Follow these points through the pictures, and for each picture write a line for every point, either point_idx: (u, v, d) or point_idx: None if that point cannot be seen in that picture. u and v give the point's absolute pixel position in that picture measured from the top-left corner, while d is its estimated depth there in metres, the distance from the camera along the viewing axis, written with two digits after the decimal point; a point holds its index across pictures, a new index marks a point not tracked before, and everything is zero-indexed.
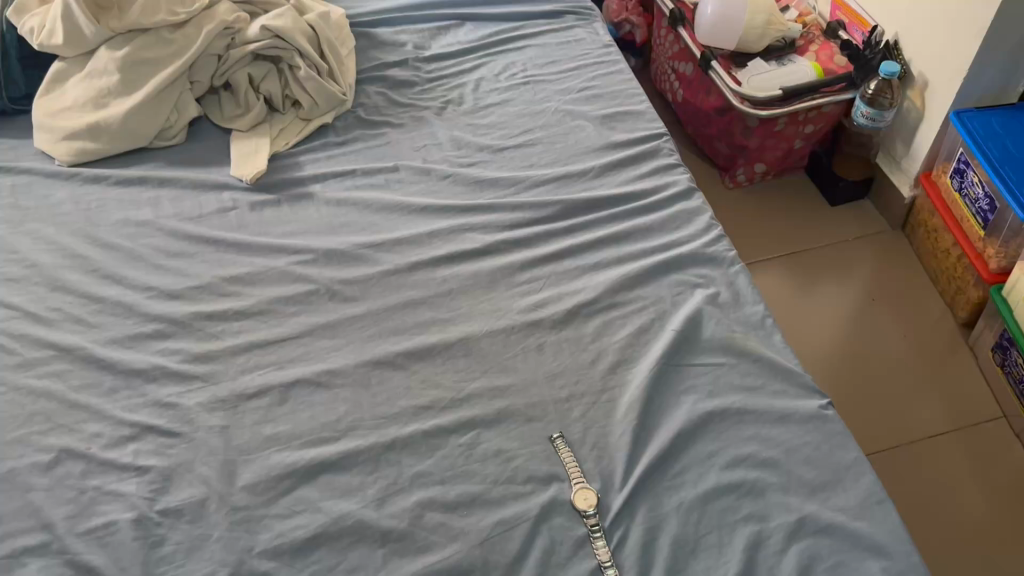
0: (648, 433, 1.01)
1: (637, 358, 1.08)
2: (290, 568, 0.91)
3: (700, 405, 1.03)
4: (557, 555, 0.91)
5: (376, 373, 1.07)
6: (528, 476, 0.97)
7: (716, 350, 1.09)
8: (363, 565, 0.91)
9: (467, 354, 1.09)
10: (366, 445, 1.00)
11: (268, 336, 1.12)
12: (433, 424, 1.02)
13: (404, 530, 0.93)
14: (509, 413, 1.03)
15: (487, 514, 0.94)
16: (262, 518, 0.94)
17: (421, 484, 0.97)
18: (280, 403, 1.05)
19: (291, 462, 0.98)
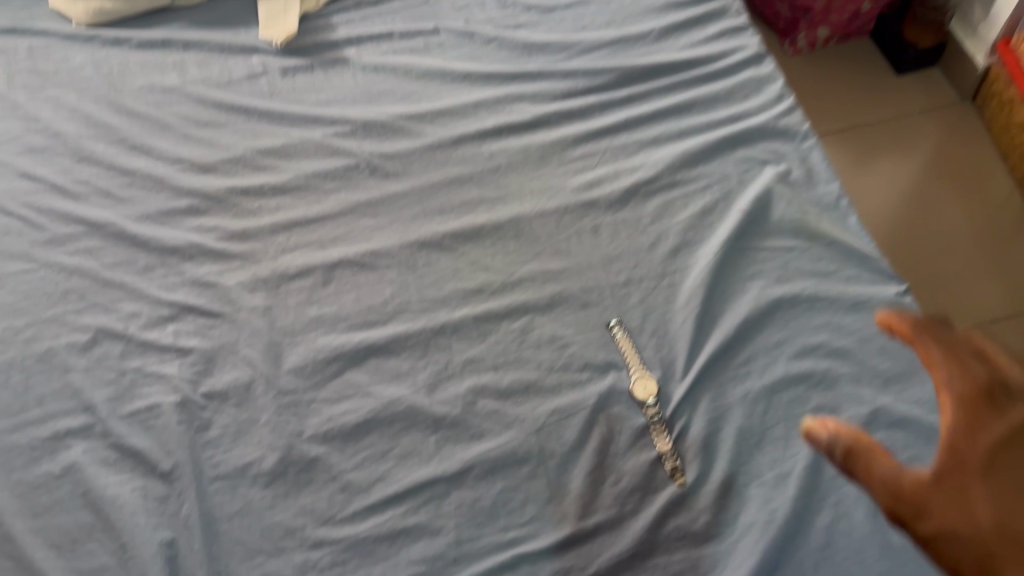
0: (712, 319, 0.95)
1: (701, 240, 1.01)
2: (342, 454, 0.88)
3: (768, 292, 0.97)
4: (616, 445, 0.88)
5: (422, 254, 1.02)
6: (585, 364, 0.93)
7: (786, 232, 1.01)
8: (415, 451, 0.88)
9: (518, 235, 1.03)
10: (415, 329, 0.95)
11: (307, 213, 1.05)
12: (486, 309, 0.97)
13: (456, 418, 0.90)
14: (564, 297, 0.98)
15: (542, 403, 0.91)
16: (310, 402, 0.92)
17: (473, 370, 0.93)
18: (324, 283, 1.00)
19: (338, 345, 0.95)
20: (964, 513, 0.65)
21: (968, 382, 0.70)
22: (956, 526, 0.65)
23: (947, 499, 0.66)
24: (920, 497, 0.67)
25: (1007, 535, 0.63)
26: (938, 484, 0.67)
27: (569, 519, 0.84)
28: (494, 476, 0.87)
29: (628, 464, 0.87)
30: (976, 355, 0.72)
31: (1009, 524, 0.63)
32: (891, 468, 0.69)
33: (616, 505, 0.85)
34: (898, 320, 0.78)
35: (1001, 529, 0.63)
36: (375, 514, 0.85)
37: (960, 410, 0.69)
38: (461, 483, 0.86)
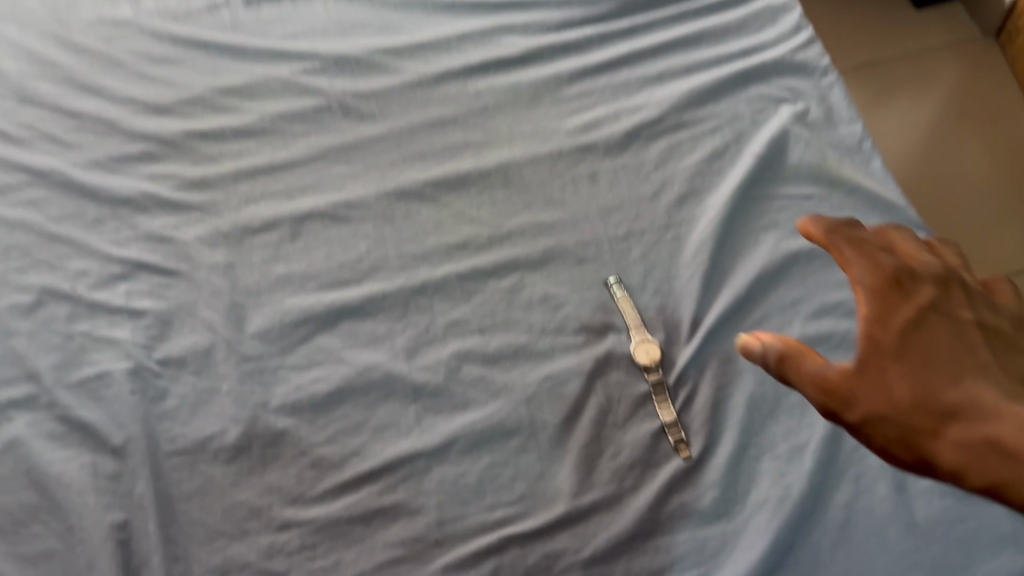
0: (722, 276, 0.86)
1: (709, 188, 0.91)
2: (312, 426, 0.80)
3: (783, 246, 0.87)
4: (615, 415, 0.80)
5: (401, 205, 0.92)
6: (580, 326, 0.84)
7: (803, 179, 0.92)
8: (393, 423, 0.80)
9: (507, 183, 0.93)
10: (393, 288, 0.86)
11: (273, 160, 0.95)
12: (471, 266, 0.87)
13: (439, 386, 0.81)
14: (558, 252, 0.88)
15: (533, 369, 0.82)
16: (276, 369, 0.83)
17: (457, 334, 0.84)
18: (291, 238, 0.90)
19: (308, 306, 0.85)
20: (882, 390, 0.59)
21: (877, 269, 0.64)
22: (880, 407, 0.58)
23: (871, 382, 0.59)
24: (846, 383, 0.59)
25: (927, 406, 0.57)
26: (859, 366, 0.60)
27: (562, 497, 0.76)
28: (479, 450, 0.78)
29: (627, 437, 0.79)
30: (880, 250, 0.66)
31: (927, 395, 0.57)
32: (821, 363, 0.61)
33: (614, 482, 0.77)
34: (815, 226, 0.69)
35: (920, 401, 0.57)
36: (349, 493, 0.77)
37: (869, 296, 0.62)
38: (443, 458, 0.78)
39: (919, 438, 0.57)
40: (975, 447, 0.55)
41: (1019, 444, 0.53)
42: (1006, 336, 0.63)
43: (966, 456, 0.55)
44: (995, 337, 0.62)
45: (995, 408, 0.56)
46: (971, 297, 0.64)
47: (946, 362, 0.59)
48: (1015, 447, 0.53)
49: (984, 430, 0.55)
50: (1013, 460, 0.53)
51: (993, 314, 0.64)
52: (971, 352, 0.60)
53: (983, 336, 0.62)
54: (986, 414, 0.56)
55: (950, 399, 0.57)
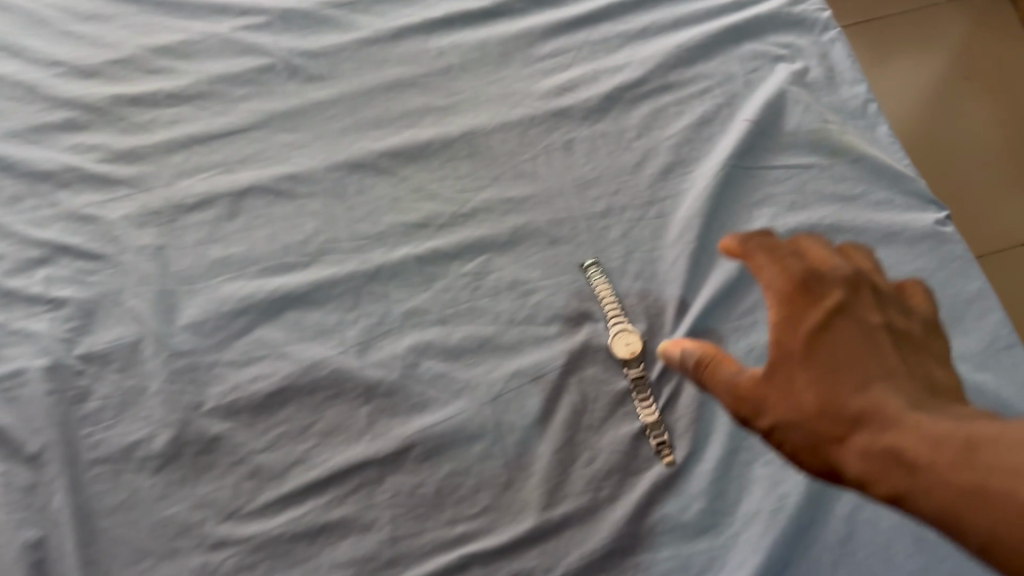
0: (711, 258, 0.77)
1: (697, 158, 0.82)
2: (250, 431, 0.71)
3: (778, 224, 0.78)
4: (591, 416, 0.71)
5: (353, 178, 0.82)
6: (553, 315, 0.75)
7: (801, 147, 0.82)
8: (342, 427, 0.71)
9: (473, 153, 0.83)
10: (343, 274, 0.77)
11: (211, 129, 0.85)
12: (431, 247, 0.78)
13: (393, 384, 0.72)
14: (529, 232, 0.79)
15: (499, 364, 0.73)
16: (211, 366, 0.74)
17: (414, 325, 0.75)
18: (230, 216, 0.80)
19: (247, 295, 0.76)
20: (790, 398, 0.53)
21: (787, 268, 0.57)
22: (788, 416, 0.53)
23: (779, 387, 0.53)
24: (755, 388, 0.54)
25: (833, 415, 0.51)
26: (769, 373, 0.54)
27: (530, 510, 0.68)
28: (438, 457, 0.70)
29: (604, 441, 0.70)
30: (793, 251, 0.59)
31: (833, 403, 0.51)
32: (736, 367, 0.56)
33: (589, 492, 0.68)
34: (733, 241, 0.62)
35: (826, 410, 0.51)
36: (292, 506, 0.68)
37: (777, 299, 0.57)
38: (397, 466, 0.70)
39: (826, 448, 0.51)
40: (878, 458, 0.48)
41: (919, 454, 0.46)
42: (920, 343, 0.56)
43: (869, 468, 0.48)
44: (907, 344, 0.55)
45: (898, 416, 0.49)
46: (886, 301, 0.57)
47: (853, 367, 0.52)
48: (915, 458, 0.46)
49: (887, 440, 0.48)
50: (913, 473, 0.46)
51: (907, 320, 0.57)
52: (882, 356, 0.53)
53: (896, 340, 0.54)
54: (890, 423, 0.49)
55: (854, 407, 0.50)
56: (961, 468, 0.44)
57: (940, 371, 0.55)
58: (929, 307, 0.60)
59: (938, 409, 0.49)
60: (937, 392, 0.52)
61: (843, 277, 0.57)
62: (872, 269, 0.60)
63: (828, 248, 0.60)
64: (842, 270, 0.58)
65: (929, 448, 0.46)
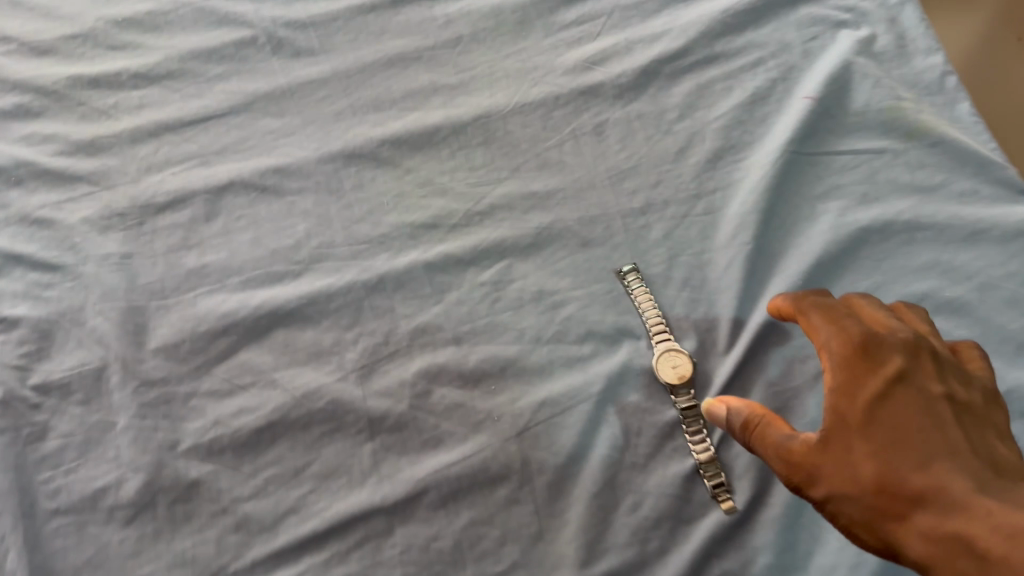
0: (769, 262, 0.66)
1: (749, 143, 0.70)
2: (235, 475, 0.61)
3: (848, 220, 0.67)
4: (633, 452, 0.61)
5: (349, 171, 0.70)
6: (586, 332, 0.64)
7: (871, 129, 0.71)
8: (342, 469, 0.61)
9: (488, 140, 0.71)
10: (340, 285, 0.66)
11: (183, 115, 0.74)
12: (442, 252, 0.67)
13: (402, 417, 0.62)
14: (555, 233, 0.68)
15: (525, 392, 0.63)
16: (188, 397, 0.63)
17: (424, 346, 0.64)
18: (207, 218, 0.69)
19: (228, 312, 0.65)
20: (845, 468, 0.47)
21: (841, 330, 0.51)
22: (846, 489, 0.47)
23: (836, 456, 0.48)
24: (808, 456, 0.49)
25: (892, 490, 0.45)
26: (823, 438, 0.49)
27: (565, 567, 0.58)
28: (455, 504, 0.60)
29: (650, 482, 0.60)
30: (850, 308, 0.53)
31: (893, 477, 0.45)
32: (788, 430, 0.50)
33: (634, 544, 0.58)
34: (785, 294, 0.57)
35: (884, 484, 0.45)
36: (285, 565, 0.58)
37: (833, 362, 0.50)
38: (408, 515, 0.59)
39: (886, 524, 0.45)
40: (944, 541, 0.43)
41: (992, 545, 0.40)
42: (984, 412, 0.49)
43: (934, 552, 0.43)
44: (972, 413, 0.48)
45: (966, 498, 0.43)
46: (949, 364, 0.50)
47: (920, 438, 0.46)
48: (986, 548, 0.41)
49: (953, 524, 0.42)
50: (987, 564, 0.41)
51: (971, 386, 0.50)
52: (948, 428, 0.46)
53: (960, 409, 0.48)
54: (957, 506, 0.43)
55: (916, 484, 0.44)
56: None
57: (1006, 444, 0.48)
58: (990, 372, 0.52)
59: (1009, 492, 0.43)
60: (1005, 468, 0.45)
61: (903, 342, 0.49)
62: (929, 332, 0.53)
63: (883, 310, 0.53)
64: (902, 333, 0.50)
65: (1005, 539, 0.40)
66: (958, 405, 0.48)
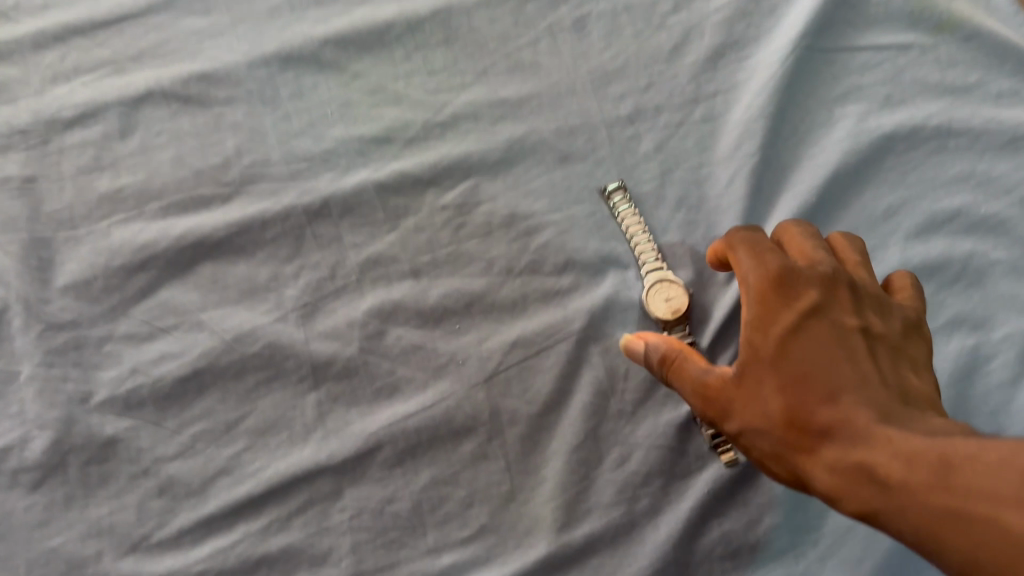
0: (777, 179, 0.57)
1: (755, 38, 0.60)
2: (158, 431, 0.52)
3: (869, 125, 0.57)
4: (620, 398, 0.52)
5: (287, 77, 0.60)
6: (565, 261, 0.55)
7: (896, 19, 0.60)
8: (282, 423, 0.52)
9: (450, 39, 0.60)
10: (278, 210, 0.56)
11: (94, 14, 0.61)
12: (397, 171, 0.57)
13: (351, 363, 0.53)
14: (530, 147, 0.58)
15: (494, 331, 0.54)
16: (101, 343, 0.54)
17: (377, 279, 0.55)
18: (122, 134, 0.59)
19: (147, 244, 0.56)
20: (756, 403, 0.44)
21: (761, 261, 0.46)
22: (756, 423, 0.44)
23: (746, 391, 0.44)
24: (720, 389, 0.45)
25: (799, 424, 0.42)
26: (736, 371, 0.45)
27: (541, 531, 0.50)
28: (414, 461, 0.51)
29: (641, 433, 0.51)
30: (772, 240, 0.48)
31: (801, 410, 0.42)
32: (705, 364, 0.47)
33: (620, 504, 0.50)
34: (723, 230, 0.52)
35: (792, 417, 0.42)
36: (220, 533, 0.51)
37: (749, 297, 0.46)
38: (360, 475, 0.51)
39: (792, 457, 0.42)
40: (847, 473, 0.39)
41: (894, 470, 0.37)
42: (899, 344, 0.45)
43: (837, 483, 0.40)
44: (884, 346, 0.44)
45: (870, 427, 0.39)
46: (866, 296, 0.46)
47: (829, 369, 0.42)
48: (888, 475, 0.37)
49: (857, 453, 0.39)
50: (887, 492, 0.38)
51: (887, 317, 0.46)
52: (859, 360, 0.43)
53: (876, 340, 0.44)
54: (860, 436, 0.39)
55: (822, 417, 0.41)
56: (941, 487, 0.35)
57: (917, 377, 0.44)
58: (915, 301, 0.48)
59: (916, 421, 0.40)
60: (917, 399, 0.42)
61: (819, 275, 0.45)
62: (857, 266, 0.48)
63: (811, 241, 0.48)
64: (822, 264, 0.46)
65: (904, 463, 0.37)
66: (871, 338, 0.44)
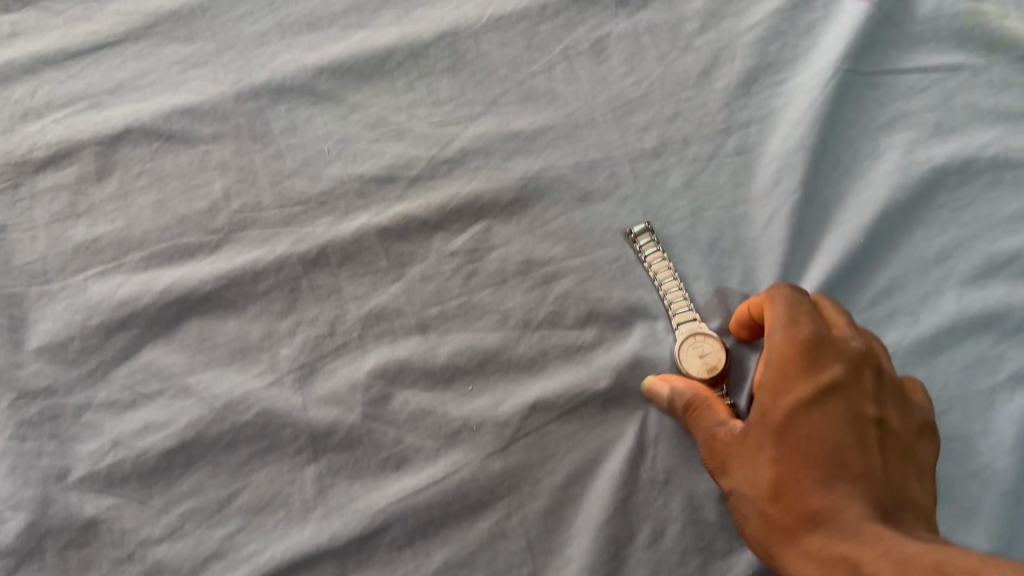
0: (818, 217, 0.52)
1: (791, 60, 0.54)
2: (144, 510, 0.47)
3: (918, 157, 0.52)
4: (652, 467, 0.47)
5: (279, 110, 0.55)
6: (588, 313, 0.50)
7: (945, 38, 0.54)
8: (280, 499, 0.47)
9: (456, 65, 0.55)
10: (270, 260, 0.51)
11: (66, 44, 0.56)
12: (400, 214, 0.52)
13: (354, 431, 0.48)
14: (546, 184, 0.53)
15: (510, 393, 0.49)
16: (79, 412, 0.49)
17: (381, 336, 0.50)
18: (99, 177, 0.54)
19: (128, 299, 0.51)
20: (752, 469, 0.41)
21: (791, 319, 0.42)
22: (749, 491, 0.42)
23: (747, 454, 0.42)
24: (726, 444, 0.43)
25: (790, 501, 0.40)
26: (742, 430, 0.43)
27: None
28: (426, 541, 0.47)
29: (675, 506, 0.47)
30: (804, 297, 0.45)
31: (795, 488, 0.40)
32: (724, 416, 0.44)
33: None
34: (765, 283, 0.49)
35: (786, 492, 0.40)
36: None
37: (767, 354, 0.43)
38: (365, 558, 0.46)
39: (777, 536, 0.40)
40: (829, 563, 0.37)
41: (882, 570, 0.34)
42: (909, 445, 0.42)
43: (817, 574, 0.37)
44: (896, 443, 0.42)
45: (862, 527, 0.37)
46: (890, 384, 0.43)
47: (834, 455, 0.40)
48: (873, 575, 0.35)
49: (844, 547, 0.37)
50: None
51: (907, 411, 0.43)
52: (867, 454, 0.40)
53: (889, 438, 0.41)
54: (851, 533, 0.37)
55: (814, 501, 0.39)
56: None
57: (920, 483, 0.42)
58: (927, 396, 0.45)
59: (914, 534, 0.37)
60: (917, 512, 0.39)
61: (848, 350, 0.42)
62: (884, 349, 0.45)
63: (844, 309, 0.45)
64: (853, 338, 0.43)
65: (893, 566, 0.34)
66: (885, 430, 0.41)
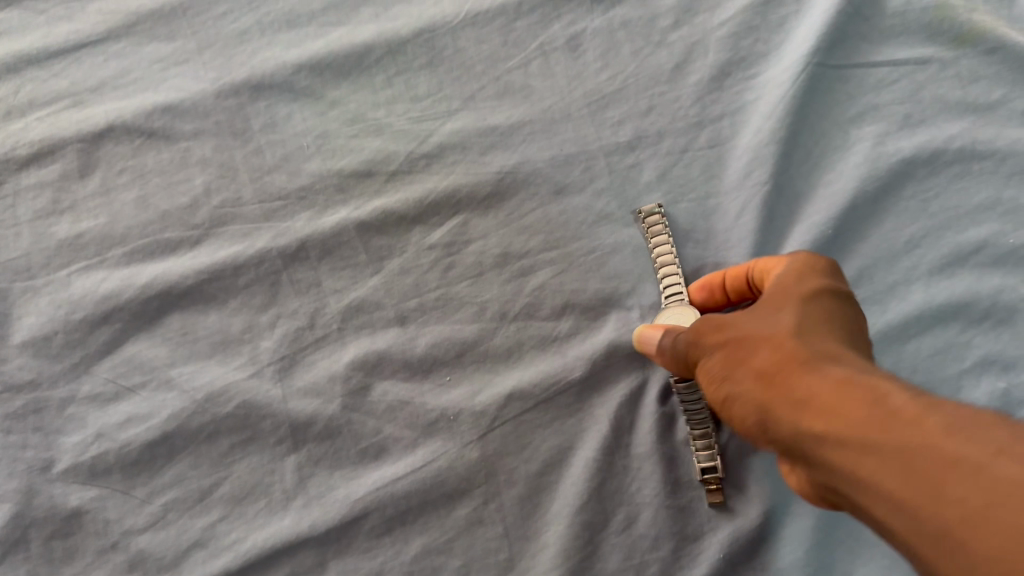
0: (790, 208, 0.52)
1: (763, 54, 0.55)
2: (127, 501, 0.48)
3: (887, 149, 0.53)
4: (626, 454, 0.48)
5: (259, 107, 0.55)
6: (563, 304, 0.51)
7: (915, 32, 0.55)
8: (260, 488, 0.48)
9: (433, 61, 0.56)
10: (250, 254, 0.52)
11: (48, 43, 0.57)
12: (379, 209, 0.53)
13: (334, 421, 0.49)
14: (523, 178, 0.54)
15: (487, 383, 0.50)
16: (63, 405, 0.50)
17: (360, 328, 0.51)
18: (82, 174, 0.54)
19: (111, 294, 0.51)
20: (762, 326, 0.39)
21: (817, 255, 0.43)
22: (755, 338, 0.38)
23: (760, 317, 0.40)
24: (732, 316, 0.41)
25: (800, 345, 0.37)
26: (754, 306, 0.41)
27: None
28: (404, 528, 0.48)
29: (648, 492, 0.48)
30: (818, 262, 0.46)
31: (806, 340, 0.37)
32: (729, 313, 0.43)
33: (628, 571, 0.46)
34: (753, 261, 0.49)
35: (797, 340, 0.37)
36: None
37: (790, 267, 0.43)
38: (344, 545, 0.47)
39: (773, 371, 0.36)
40: (841, 389, 0.33)
41: (908, 400, 0.31)
42: None
43: (823, 396, 0.33)
44: None
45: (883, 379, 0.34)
46: None
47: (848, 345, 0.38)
48: (899, 402, 0.31)
49: (860, 380, 0.33)
50: (888, 410, 0.31)
51: None
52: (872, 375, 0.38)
53: None
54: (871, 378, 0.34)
55: (828, 351, 0.36)
56: (966, 429, 0.29)
57: None
58: None
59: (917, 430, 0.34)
60: None
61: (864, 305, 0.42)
62: None
63: None
64: None
65: (924, 401, 0.31)
66: None
